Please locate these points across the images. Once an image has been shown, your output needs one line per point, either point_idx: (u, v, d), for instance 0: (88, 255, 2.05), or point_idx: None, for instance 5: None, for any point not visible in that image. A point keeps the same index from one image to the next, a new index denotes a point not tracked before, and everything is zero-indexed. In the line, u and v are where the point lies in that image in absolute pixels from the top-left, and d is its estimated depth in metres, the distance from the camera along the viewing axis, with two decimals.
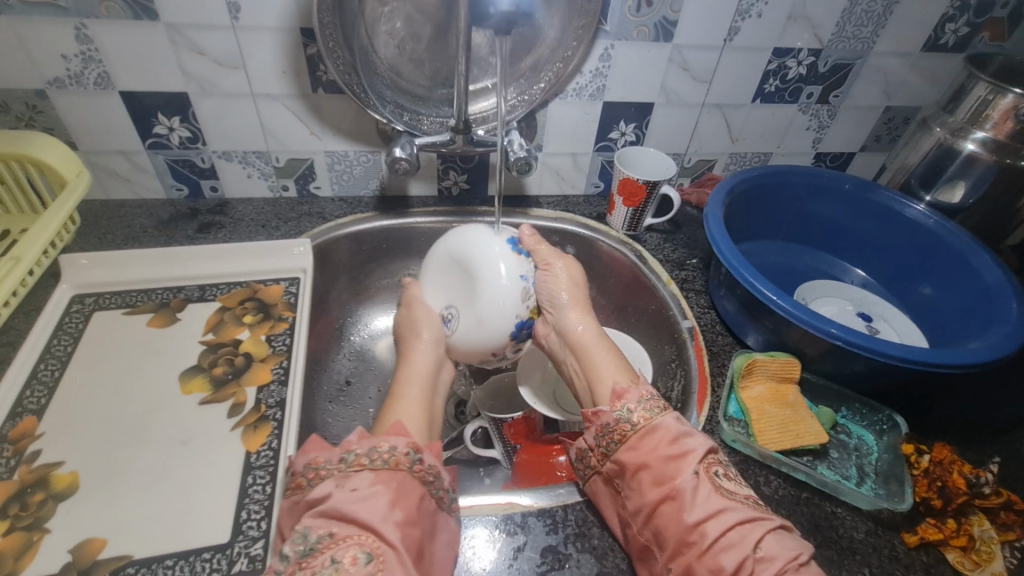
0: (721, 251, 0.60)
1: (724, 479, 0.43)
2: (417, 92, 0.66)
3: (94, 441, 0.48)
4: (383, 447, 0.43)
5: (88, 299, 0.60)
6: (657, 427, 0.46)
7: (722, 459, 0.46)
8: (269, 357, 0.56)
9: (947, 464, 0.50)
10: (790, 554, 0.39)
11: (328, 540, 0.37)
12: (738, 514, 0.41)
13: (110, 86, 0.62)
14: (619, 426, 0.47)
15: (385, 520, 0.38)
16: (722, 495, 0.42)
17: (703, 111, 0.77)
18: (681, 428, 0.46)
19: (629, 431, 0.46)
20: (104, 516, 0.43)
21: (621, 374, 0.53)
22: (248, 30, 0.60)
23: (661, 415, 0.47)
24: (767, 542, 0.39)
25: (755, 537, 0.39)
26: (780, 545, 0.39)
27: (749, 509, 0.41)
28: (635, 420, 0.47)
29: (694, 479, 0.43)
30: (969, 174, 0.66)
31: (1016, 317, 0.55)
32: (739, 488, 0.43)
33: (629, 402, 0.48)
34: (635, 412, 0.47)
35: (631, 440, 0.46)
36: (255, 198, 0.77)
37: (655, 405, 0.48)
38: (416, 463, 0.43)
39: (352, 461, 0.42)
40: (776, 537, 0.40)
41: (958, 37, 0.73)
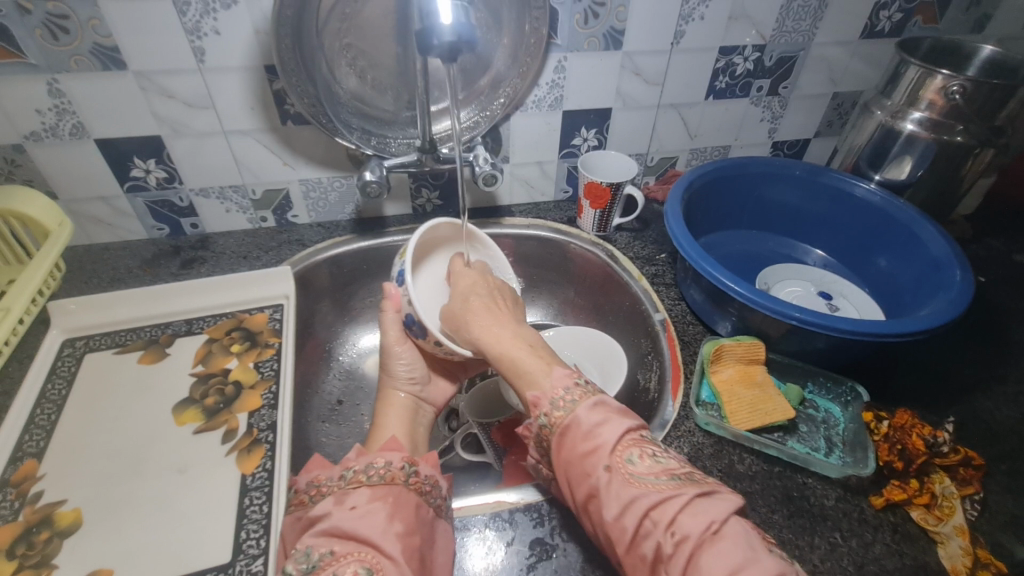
0: (681, 245, 0.63)
1: (638, 459, 0.41)
2: (383, 116, 0.69)
3: (93, 478, 0.50)
4: (379, 464, 0.45)
5: (79, 343, 0.62)
6: (569, 425, 0.43)
7: (643, 435, 0.43)
8: (258, 383, 0.58)
9: (907, 428, 0.53)
10: (703, 524, 0.36)
11: (331, 558, 0.38)
12: (649, 499, 0.38)
13: (85, 136, 0.65)
14: (543, 432, 0.45)
15: (385, 533, 0.40)
16: (633, 483, 0.40)
17: (659, 111, 0.80)
18: (593, 420, 0.43)
19: (549, 435, 0.44)
20: (109, 547, 0.45)
21: (536, 367, 0.49)
22: (215, 71, 0.63)
23: (575, 410, 0.44)
24: (681, 523, 0.37)
25: (666, 520, 0.37)
26: (694, 522, 0.37)
27: (660, 490, 0.39)
28: (551, 423, 0.45)
29: (607, 474, 0.40)
30: (912, 152, 0.70)
31: (959, 283, 0.58)
32: (652, 467, 0.40)
33: (543, 407, 0.45)
34: (550, 414, 0.45)
35: (555, 443, 0.44)
36: (235, 230, 0.79)
37: (567, 400, 0.45)
38: (412, 475, 0.45)
39: (350, 478, 0.44)
40: (691, 511, 0.37)
41: (892, 23, 0.77)
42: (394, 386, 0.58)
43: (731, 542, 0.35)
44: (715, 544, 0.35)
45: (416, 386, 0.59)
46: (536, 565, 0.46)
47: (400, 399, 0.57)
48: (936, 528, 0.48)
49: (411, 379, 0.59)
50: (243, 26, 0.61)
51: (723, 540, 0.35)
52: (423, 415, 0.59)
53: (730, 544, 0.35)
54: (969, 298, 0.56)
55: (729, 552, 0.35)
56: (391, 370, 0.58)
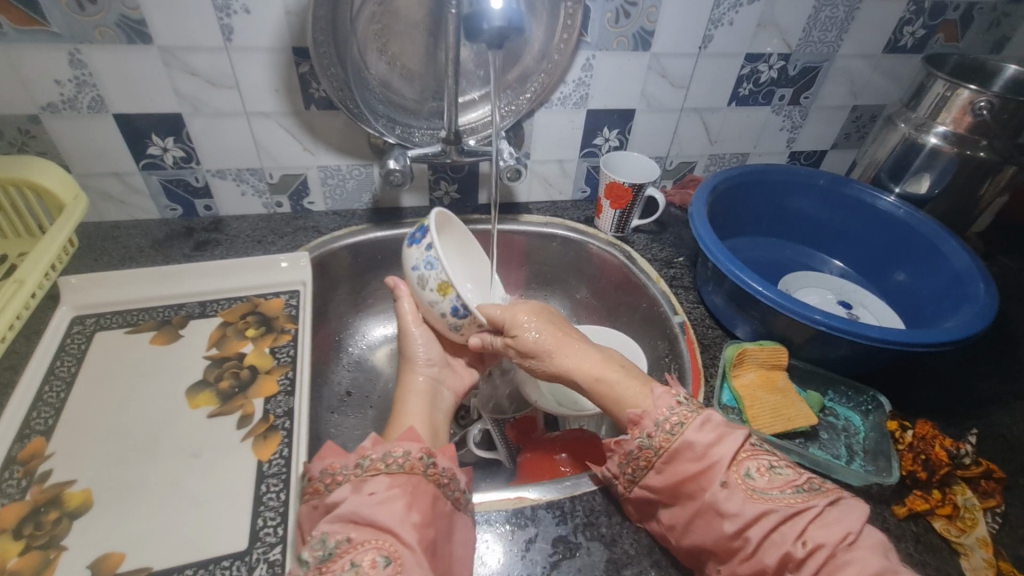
0: (708, 247, 0.63)
1: (757, 472, 0.41)
2: (409, 105, 0.68)
3: (104, 459, 0.48)
4: (397, 452, 0.43)
5: (89, 320, 0.60)
6: (681, 447, 0.43)
7: (754, 444, 0.43)
8: (274, 368, 0.57)
9: (929, 438, 0.54)
10: (838, 536, 0.37)
11: (346, 545, 0.38)
12: (775, 513, 0.39)
13: (104, 109, 0.63)
14: (643, 452, 0.45)
15: (403, 522, 0.39)
16: (756, 496, 0.40)
17: (682, 115, 0.80)
18: (702, 437, 0.43)
19: (654, 457, 0.44)
20: (122, 529, 0.43)
21: (633, 390, 0.49)
22: (242, 50, 0.62)
23: (682, 434, 0.43)
24: (812, 533, 0.38)
25: (797, 532, 0.38)
26: (826, 533, 0.38)
27: (786, 504, 0.39)
28: (657, 445, 0.44)
29: (724, 489, 0.41)
30: (933, 167, 0.70)
31: (984, 297, 0.58)
32: (775, 481, 0.40)
33: (647, 428, 0.45)
34: (655, 435, 0.44)
35: (657, 466, 0.44)
36: (249, 214, 0.78)
37: (674, 422, 0.44)
38: (431, 466, 0.44)
39: (367, 466, 0.42)
40: (821, 523, 0.38)
41: (915, 39, 0.78)
42: (412, 368, 0.58)
43: (868, 551, 0.36)
44: (851, 552, 0.37)
45: (433, 369, 0.58)
46: (559, 564, 0.45)
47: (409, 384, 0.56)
48: (959, 539, 0.48)
49: (429, 363, 0.58)
50: (274, 7, 0.60)
51: (861, 550, 0.36)
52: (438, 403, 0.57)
53: (866, 554, 0.36)
54: (994, 313, 0.56)
55: (871, 562, 0.35)
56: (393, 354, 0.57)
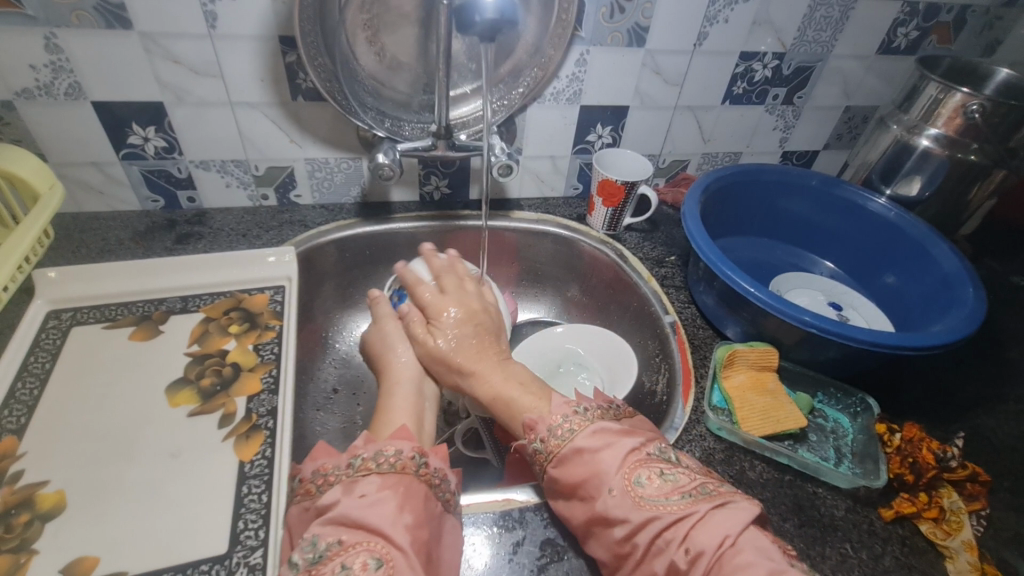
0: (700, 247, 0.62)
1: (647, 481, 0.41)
2: (398, 98, 0.67)
3: (78, 459, 0.47)
4: (388, 452, 0.43)
5: (65, 315, 0.58)
6: (569, 451, 0.44)
7: (649, 453, 0.44)
8: (258, 366, 0.56)
9: (917, 441, 0.54)
10: (718, 540, 0.37)
11: (337, 547, 0.37)
12: (659, 520, 0.39)
13: (82, 96, 0.61)
14: (538, 456, 0.46)
15: (395, 524, 0.38)
16: (642, 503, 0.40)
17: (676, 113, 0.80)
18: (589, 447, 0.44)
19: (545, 459, 0.45)
20: (98, 532, 0.42)
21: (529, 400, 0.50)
22: (226, 38, 0.60)
23: (570, 438, 0.45)
24: (693, 539, 0.38)
25: (680, 538, 0.38)
26: (707, 537, 0.37)
27: (671, 510, 0.39)
28: (547, 449, 0.46)
29: (613, 496, 0.41)
30: (924, 169, 0.70)
31: (972, 300, 0.59)
32: (662, 487, 0.41)
33: (540, 432, 0.46)
34: (547, 441, 0.46)
35: (549, 468, 0.45)
36: (234, 207, 0.76)
37: (565, 429, 0.46)
38: (422, 466, 0.43)
39: (358, 466, 0.42)
40: (704, 527, 0.38)
41: (909, 41, 0.78)
42: None
43: (753, 554, 0.36)
44: (733, 556, 0.36)
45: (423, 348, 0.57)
46: (547, 567, 0.45)
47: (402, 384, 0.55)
48: (945, 542, 0.48)
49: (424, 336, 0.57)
50: None
51: (742, 553, 0.36)
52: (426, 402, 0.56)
53: (749, 555, 0.36)
54: (981, 316, 0.57)
55: (756, 566, 0.35)
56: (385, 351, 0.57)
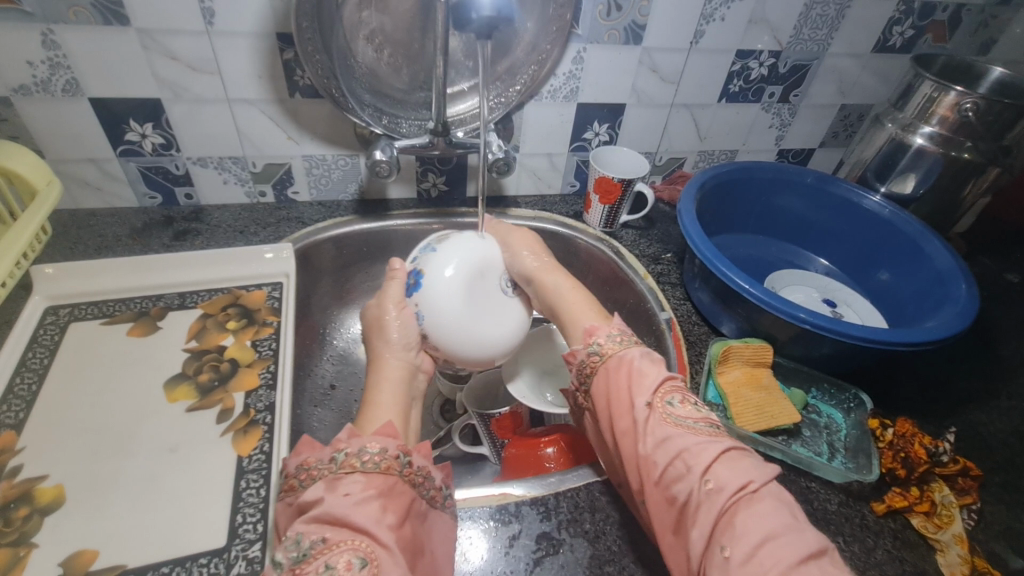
0: (696, 244, 0.63)
1: (680, 405, 0.43)
2: (396, 95, 0.67)
3: (77, 454, 0.47)
4: (373, 449, 0.43)
5: (63, 311, 0.58)
6: (617, 360, 0.47)
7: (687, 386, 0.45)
8: (255, 362, 0.56)
9: (909, 436, 0.54)
10: (741, 477, 0.37)
11: (320, 545, 0.37)
12: (689, 439, 0.40)
13: (79, 93, 0.61)
14: (591, 360, 0.49)
15: (379, 524, 0.39)
16: (674, 426, 0.41)
17: (672, 111, 0.80)
18: (641, 360, 0.46)
19: (597, 361, 0.49)
20: (97, 525, 0.43)
21: (590, 314, 0.54)
22: (223, 35, 0.60)
23: (627, 348, 0.48)
24: (715, 471, 0.38)
25: (701, 466, 0.38)
26: (730, 474, 0.37)
27: (699, 435, 0.40)
28: (603, 352, 0.49)
29: (647, 411, 0.42)
30: (919, 167, 0.71)
31: (965, 297, 0.59)
32: (693, 413, 0.42)
33: (599, 337, 0.50)
34: (605, 343, 0.49)
35: (600, 370, 0.48)
36: (232, 204, 0.76)
37: (624, 337, 0.50)
38: (406, 466, 0.44)
39: (342, 462, 0.42)
40: (729, 461, 0.38)
41: (904, 39, 0.78)
42: (379, 351, 0.54)
43: (767, 501, 0.36)
44: (750, 500, 0.36)
45: (410, 353, 0.54)
46: (542, 560, 0.45)
47: None
48: (936, 536, 0.49)
49: (406, 347, 0.54)
50: None
51: (761, 497, 0.36)
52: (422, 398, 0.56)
53: (767, 497, 0.36)
54: (974, 312, 0.57)
55: (769, 513, 0.35)
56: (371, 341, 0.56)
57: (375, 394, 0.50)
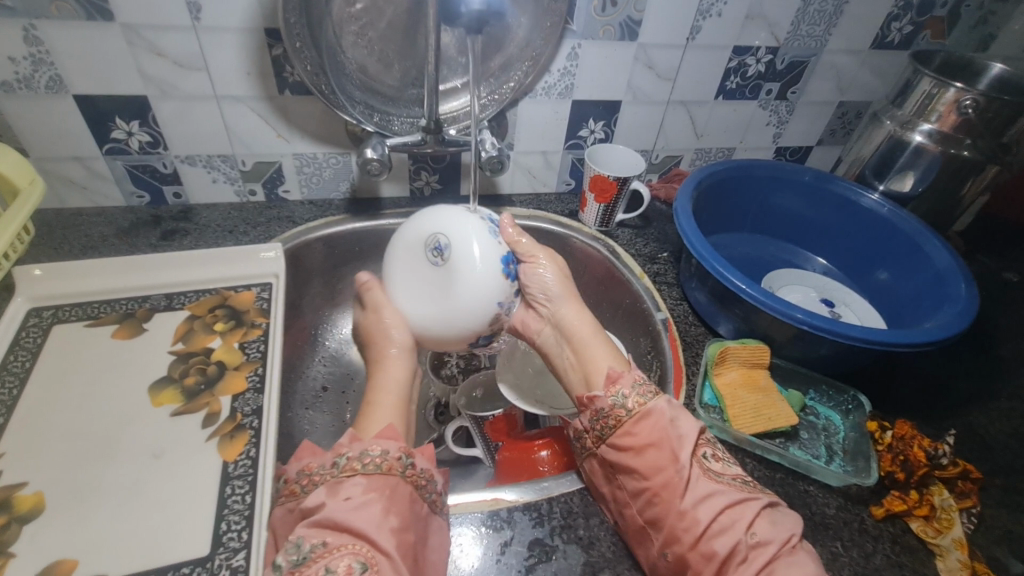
0: (691, 243, 0.62)
1: (713, 460, 0.45)
2: (388, 92, 0.66)
3: (58, 460, 0.46)
4: (375, 451, 0.43)
5: (46, 313, 0.57)
6: (650, 412, 0.46)
7: (710, 438, 0.47)
8: (243, 364, 0.55)
9: (909, 438, 0.54)
10: (785, 533, 0.40)
11: (321, 549, 0.37)
12: (729, 495, 0.42)
13: (63, 89, 0.60)
14: (615, 410, 0.48)
15: (380, 528, 0.39)
16: (713, 482, 0.43)
17: (668, 108, 0.79)
18: (674, 414, 0.47)
19: (624, 416, 0.47)
20: (76, 535, 0.41)
21: (614, 359, 0.54)
22: (210, 30, 0.59)
23: (654, 399, 0.47)
24: (759, 526, 0.41)
25: (746, 522, 0.41)
26: (772, 529, 0.41)
27: (738, 490, 0.43)
28: (630, 405, 0.47)
29: (688, 466, 0.44)
30: (918, 165, 0.70)
31: (965, 296, 0.58)
32: (727, 469, 0.45)
33: (624, 387, 0.49)
34: (630, 397, 0.48)
35: (627, 425, 0.46)
36: (221, 203, 0.75)
37: (648, 390, 0.49)
38: (409, 466, 0.43)
39: (343, 467, 0.42)
40: (770, 518, 0.41)
41: (903, 35, 0.77)
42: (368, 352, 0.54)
43: (805, 555, 0.40)
44: (792, 555, 0.40)
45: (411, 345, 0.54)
46: (535, 567, 0.44)
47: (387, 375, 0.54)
48: (936, 540, 0.48)
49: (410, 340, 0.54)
50: None
51: (802, 553, 0.40)
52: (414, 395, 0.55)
53: (804, 545, 0.40)
54: (974, 312, 0.56)
55: (810, 567, 0.39)
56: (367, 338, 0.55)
57: (379, 399, 0.51)
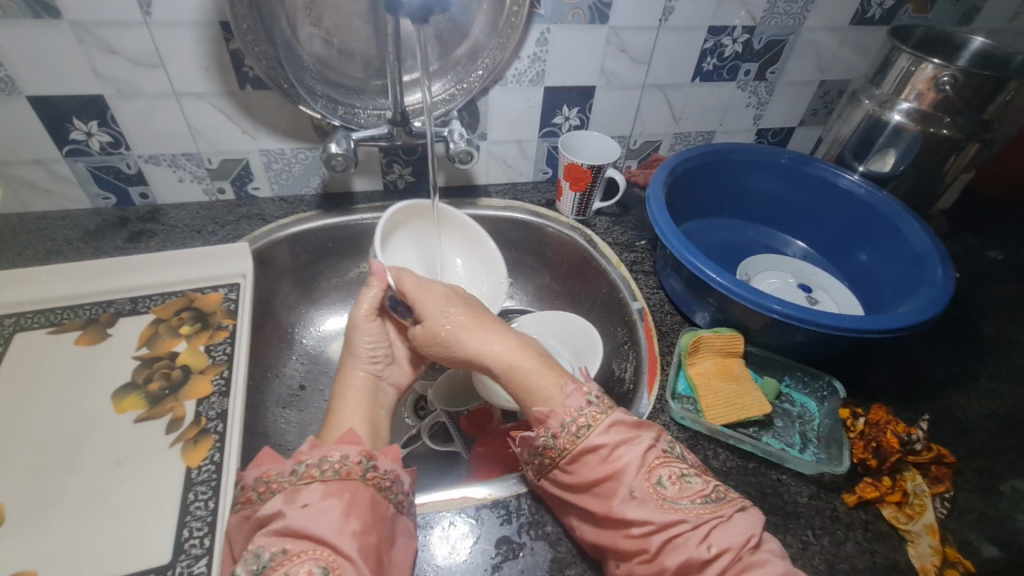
0: (664, 232, 0.61)
1: (669, 481, 0.41)
2: (351, 84, 0.64)
3: (16, 470, 0.45)
4: (333, 457, 0.42)
5: (8, 321, 0.56)
6: (586, 449, 0.43)
7: (664, 451, 0.43)
8: (208, 368, 0.54)
9: (881, 424, 0.53)
10: (743, 540, 0.38)
11: (281, 557, 0.36)
12: (684, 522, 0.39)
13: (15, 91, 0.58)
14: (548, 451, 0.44)
15: (340, 532, 0.38)
16: (666, 505, 0.40)
17: (644, 92, 0.77)
18: (611, 442, 0.43)
19: (558, 456, 0.44)
20: (33, 547, 0.41)
21: (545, 382, 0.48)
22: (163, 25, 0.57)
23: (587, 435, 0.43)
24: (716, 538, 0.38)
25: (701, 537, 0.38)
26: (731, 536, 0.38)
27: (694, 510, 0.40)
28: (561, 445, 0.44)
29: (632, 496, 0.41)
30: (897, 144, 0.68)
31: (941, 280, 0.57)
32: (685, 490, 0.41)
33: (552, 427, 0.44)
34: (560, 436, 0.44)
35: (562, 467, 0.43)
36: (190, 202, 0.74)
37: (581, 423, 0.44)
38: (370, 470, 0.42)
39: (302, 473, 0.41)
40: (727, 527, 0.39)
41: (883, 10, 0.75)
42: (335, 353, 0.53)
43: (769, 556, 0.38)
44: (753, 555, 0.37)
45: (377, 366, 0.56)
46: (501, 565, 0.44)
47: (358, 379, 0.54)
48: (907, 526, 0.48)
49: (373, 359, 0.56)
50: None
51: (764, 553, 0.38)
52: (385, 397, 0.55)
53: (769, 557, 0.37)
54: (949, 295, 0.55)
55: (774, 565, 0.37)
56: (352, 348, 0.55)
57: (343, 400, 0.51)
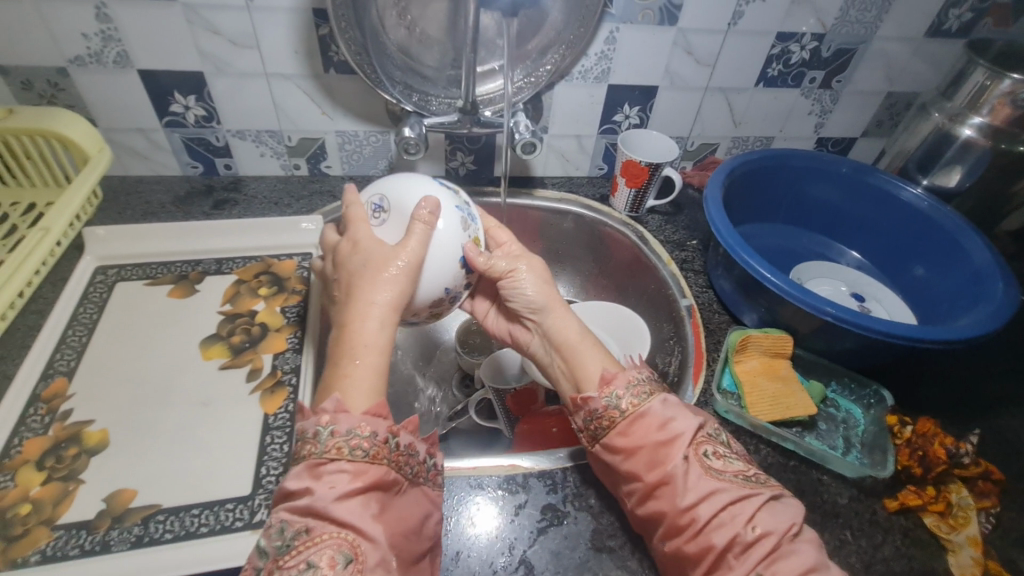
0: (719, 231, 0.62)
1: (714, 456, 0.43)
2: (427, 73, 0.68)
3: (119, 401, 0.51)
4: (363, 433, 0.37)
5: (111, 271, 0.62)
6: (645, 413, 0.45)
7: (710, 434, 0.46)
8: (284, 327, 0.59)
9: (930, 435, 0.52)
10: (785, 526, 0.39)
11: (305, 536, 0.35)
12: (727, 494, 0.41)
13: (128, 65, 0.64)
14: (608, 412, 0.46)
15: (363, 515, 0.36)
16: (711, 475, 0.42)
17: (706, 95, 0.78)
18: (667, 411, 0.45)
19: (618, 417, 0.46)
20: (133, 469, 0.46)
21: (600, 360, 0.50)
22: (262, 9, 0.62)
23: (648, 401, 0.46)
24: (761, 519, 0.39)
25: (746, 516, 0.39)
26: (774, 521, 0.39)
27: (738, 487, 0.41)
28: (623, 406, 0.46)
29: (684, 463, 0.43)
30: (965, 159, 0.68)
31: (1002, 297, 0.57)
32: (729, 466, 0.43)
33: (617, 388, 0.47)
34: (623, 398, 0.46)
35: (618, 427, 0.45)
36: (268, 175, 0.79)
37: (642, 390, 0.47)
38: (396, 448, 0.39)
39: (327, 446, 0.37)
40: (770, 511, 0.40)
41: (961, 23, 0.74)
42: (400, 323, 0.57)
43: (806, 545, 0.39)
44: (792, 544, 0.38)
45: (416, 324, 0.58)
46: (546, 530, 0.47)
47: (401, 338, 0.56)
48: (949, 536, 0.48)
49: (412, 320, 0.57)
50: None
51: (803, 543, 0.39)
52: None
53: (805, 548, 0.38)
54: (1010, 312, 0.55)
55: (810, 555, 0.38)
56: None
57: None
